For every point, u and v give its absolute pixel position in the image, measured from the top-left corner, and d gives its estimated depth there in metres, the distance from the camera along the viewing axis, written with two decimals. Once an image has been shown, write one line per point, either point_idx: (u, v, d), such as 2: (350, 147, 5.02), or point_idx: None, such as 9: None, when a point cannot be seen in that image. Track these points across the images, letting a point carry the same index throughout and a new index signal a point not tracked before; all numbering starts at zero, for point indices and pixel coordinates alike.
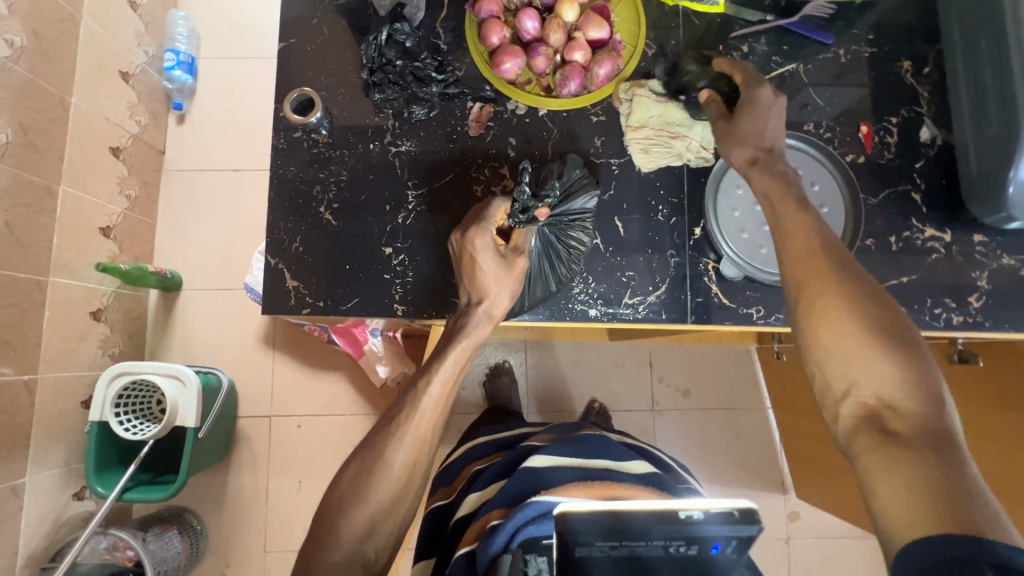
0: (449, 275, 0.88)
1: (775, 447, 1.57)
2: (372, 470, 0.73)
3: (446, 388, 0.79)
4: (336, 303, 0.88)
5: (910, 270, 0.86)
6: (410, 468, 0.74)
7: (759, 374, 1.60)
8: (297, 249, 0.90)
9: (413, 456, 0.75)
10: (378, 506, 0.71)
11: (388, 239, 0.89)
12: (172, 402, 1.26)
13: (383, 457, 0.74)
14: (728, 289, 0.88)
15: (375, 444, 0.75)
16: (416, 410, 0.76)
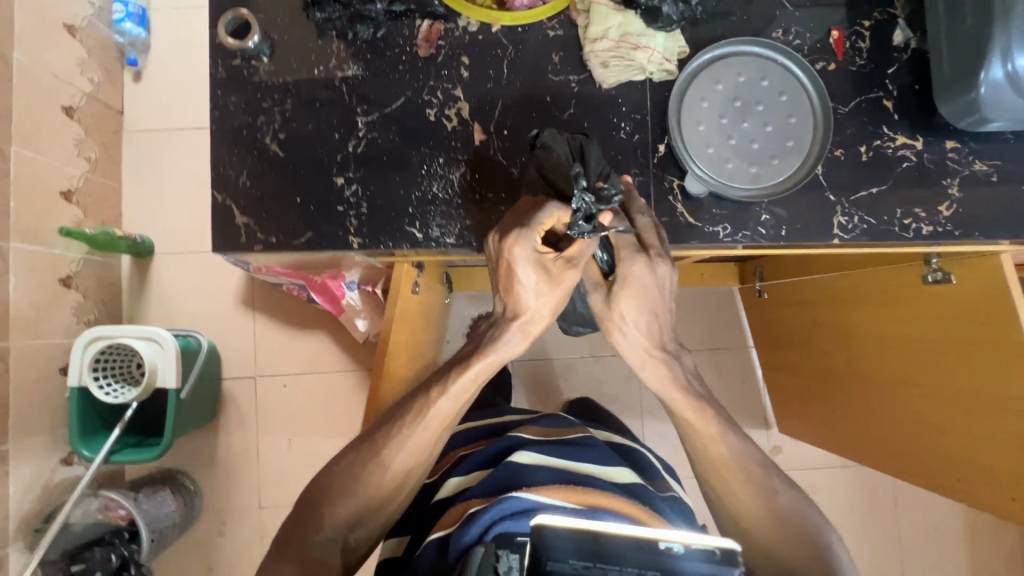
0: (404, 205, 0.85)
1: (758, 384, 1.60)
2: (371, 464, 0.77)
3: (455, 404, 0.79)
4: (291, 240, 0.85)
5: (879, 180, 0.84)
6: (408, 468, 0.78)
7: (742, 313, 1.60)
8: (244, 183, 0.86)
9: (416, 457, 0.78)
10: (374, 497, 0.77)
11: (341, 171, 0.86)
12: (150, 364, 1.25)
13: (383, 454, 0.77)
14: (694, 207, 0.85)
15: (376, 440, 0.78)
16: (423, 418, 0.78)
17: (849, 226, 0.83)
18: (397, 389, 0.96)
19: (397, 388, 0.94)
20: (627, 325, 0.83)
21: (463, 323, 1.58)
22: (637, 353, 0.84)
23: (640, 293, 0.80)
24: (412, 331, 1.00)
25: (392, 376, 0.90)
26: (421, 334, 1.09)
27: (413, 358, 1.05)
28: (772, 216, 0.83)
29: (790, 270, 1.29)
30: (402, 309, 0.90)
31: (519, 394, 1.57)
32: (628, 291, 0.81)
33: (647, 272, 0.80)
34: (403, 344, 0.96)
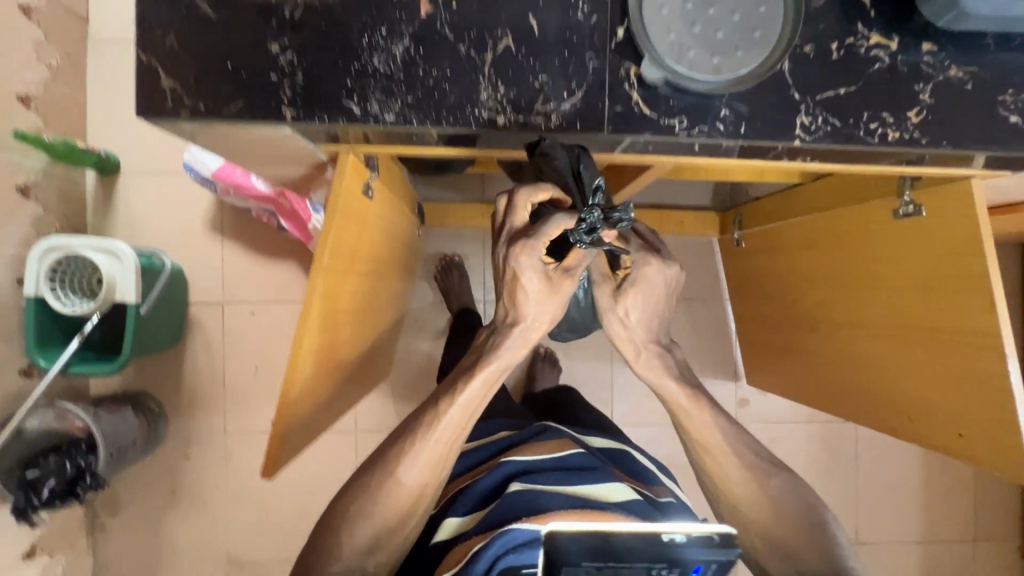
0: (327, 74, 0.60)
1: (730, 337, 1.59)
2: (381, 483, 0.73)
3: (466, 411, 0.75)
4: (168, 110, 0.59)
5: (849, 79, 0.62)
6: (422, 482, 0.75)
7: (718, 263, 1.58)
8: (173, 46, 0.60)
9: (425, 472, 0.74)
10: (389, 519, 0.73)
11: (241, 32, 0.60)
12: (108, 276, 1.22)
13: (392, 471, 0.73)
14: (653, 99, 0.61)
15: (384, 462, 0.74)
16: (433, 430, 0.74)
17: (812, 127, 0.62)
18: (348, 303, 0.90)
19: (350, 296, 0.90)
20: (630, 318, 0.93)
21: (436, 259, 1.55)
22: (632, 346, 0.93)
23: (648, 291, 0.91)
24: (367, 246, 0.93)
25: (344, 282, 0.84)
26: (381, 253, 1.05)
27: (370, 272, 1.00)
28: (732, 113, 0.61)
29: (772, 219, 1.26)
30: (359, 227, 0.84)
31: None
32: (640, 289, 0.90)
33: (658, 273, 0.90)
34: (359, 258, 0.90)
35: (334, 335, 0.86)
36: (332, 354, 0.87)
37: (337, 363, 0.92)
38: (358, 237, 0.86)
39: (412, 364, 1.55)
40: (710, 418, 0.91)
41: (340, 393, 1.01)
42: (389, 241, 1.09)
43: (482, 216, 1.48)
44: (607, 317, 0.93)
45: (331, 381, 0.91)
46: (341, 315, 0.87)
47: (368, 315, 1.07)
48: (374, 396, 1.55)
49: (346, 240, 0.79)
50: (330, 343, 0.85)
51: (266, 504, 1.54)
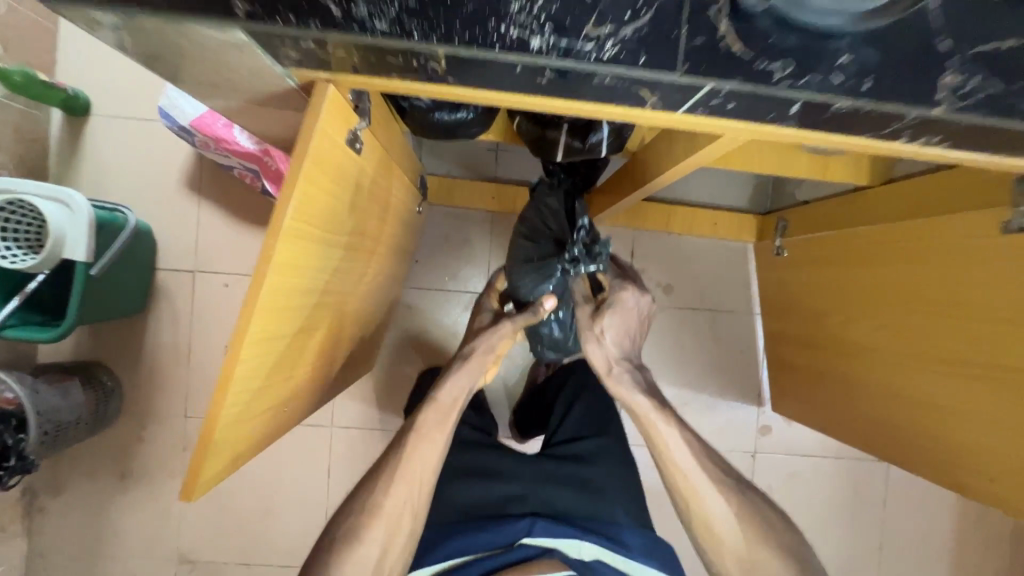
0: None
1: (757, 356, 1.42)
2: (371, 514, 0.78)
3: (437, 421, 0.85)
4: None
5: (1019, 28, 0.45)
6: (411, 507, 0.80)
7: (751, 273, 1.41)
8: None
9: (409, 498, 0.80)
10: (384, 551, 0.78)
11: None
12: (57, 230, 1.05)
13: (378, 498, 0.79)
14: (748, 31, 0.44)
15: (371, 493, 0.80)
16: (405, 453, 0.82)
17: (965, 89, 0.45)
18: (324, 277, 0.72)
19: (326, 269, 0.72)
20: (606, 341, 0.91)
21: (438, 243, 1.37)
22: (606, 362, 0.90)
23: (624, 315, 0.93)
24: (355, 209, 0.76)
25: (320, 247, 0.67)
26: (371, 223, 0.88)
27: (355, 244, 0.82)
28: (854, 62, 0.44)
29: (832, 224, 1.09)
30: (341, 180, 0.67)
31: None
32: (619, 312, 0.93)
33: (632, 299, 0.94)
34: (341, 223, 0.72)
35: (301, 312, 0.68)
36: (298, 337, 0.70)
37: (305, 350, 0.75)
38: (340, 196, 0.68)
39: (400, 357, 1.39)
40: (672, 430, 0.86)
41: (306, 386, 0.84)
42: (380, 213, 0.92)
43: (492, 198, 1.33)
44: (583, 333, 0.92)
45: (295, 372, 0.74)
46: (312, 290, 0.70)
47: (350, 295, 0.90)
48: (354, 390, 1.39)
49: (322, 198, 0.62)
50: (309, 309, 0.70)
51: (226, 499, 1.38)
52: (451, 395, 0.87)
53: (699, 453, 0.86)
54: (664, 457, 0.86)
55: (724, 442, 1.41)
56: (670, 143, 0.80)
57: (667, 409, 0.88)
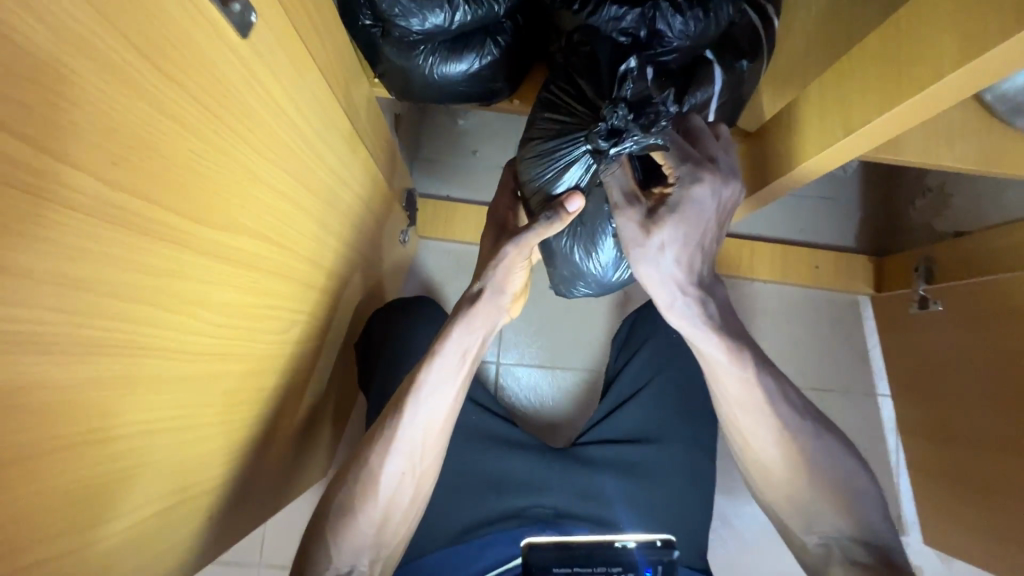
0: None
1: (891, 458, 0.98)
2: (355, 508, 0.50)
3: (458, 358, 0.51)
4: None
5: None
6: (414, 491, 0.53)
7: (871, 336, 1.01)
8: None
9: (411, 483, 0.52)
10: (379, 552, 0.52)
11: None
12: None
13: (366, 489, 0.50)
14: None
15: (351, 476, 0.51)
16: (403, 414, 0.50)
17: None
18: (123, 319, 0.28)
19: (136, 303, 0.29)
20: (666, 258, 0.45)
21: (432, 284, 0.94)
22: (665, 290, 0.47)
23: (701, 218, 0.44)
24: (246, 170, 0.35)
25: (93, 235, 0.25)
26: (304, 225, 0.47)
27: (251, 258, 0.40)
28: None
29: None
30: (172, 65, 0.26)
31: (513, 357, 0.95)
32: (692, 218, 0.44)
33: (711, 197, 0.44)
34: (189, 196, 0.30)
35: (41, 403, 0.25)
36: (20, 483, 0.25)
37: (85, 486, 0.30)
38: (178, 112, 0.27)
39: None
40: (746, 368, 0.50)
41: (148, 554, 0.39)
42: (326, 208, 0.52)
43: None
44: (627, 250, 0.46)
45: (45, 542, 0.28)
46: (91, 347, 0.27)
47: (262, 358, 0.48)
48: (298, 512, 0.92)
49: (69, 77, 0.21)
50: (199, 249, 0.33)
51: None
52: (459, 350, 0.51)
53: (784, 399, 0.52)
54: (724, 403, 0.53)
55: None
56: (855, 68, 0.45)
57: (746, 339, 0.50)
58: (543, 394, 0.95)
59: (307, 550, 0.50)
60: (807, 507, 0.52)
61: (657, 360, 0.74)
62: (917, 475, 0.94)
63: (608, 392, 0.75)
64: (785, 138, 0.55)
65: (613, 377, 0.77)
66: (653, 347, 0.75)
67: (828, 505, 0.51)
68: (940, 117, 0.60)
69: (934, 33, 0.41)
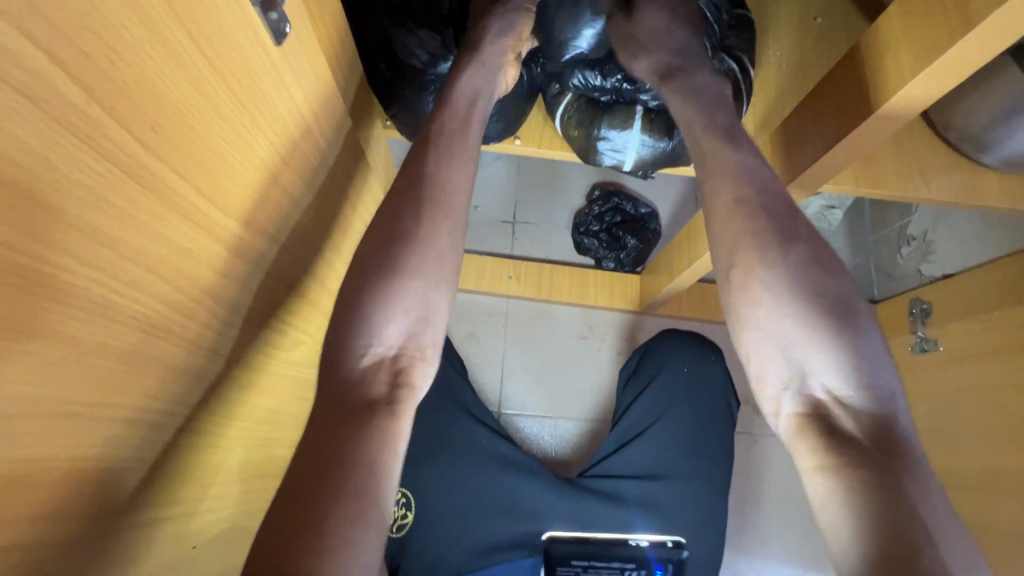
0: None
1: None
2: (383, 287, 0.39)
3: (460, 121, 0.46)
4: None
5: None
6: (446, 256, 0.42)
7: None
8: None
9: (444, 262, 0.41)
10: (427, 349, 0.40)
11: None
12: None
13: (403, 255, 0.40)
14: None
15: (380, 251, 0.40)
16: (430, 168, 0.43)
17: None
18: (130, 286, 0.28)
19: (145, 273, 0.29)
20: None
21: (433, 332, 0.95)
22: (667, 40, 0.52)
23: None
24: (264, 168, 0.37)
25: (118, 192, 0.26)
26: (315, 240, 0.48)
27: (260, 259, 0.40)
28: None
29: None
30: (216, 56, 0.29)
31: (518, 397, 0.93)
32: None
33: None
34: (211, 178, 0.32)
35: (37, 359, 0.24)
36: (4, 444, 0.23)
37: (70, 478, 0.28)
38: (216, 101, 0.30)
39: None
40: (743, 159, 0.45)
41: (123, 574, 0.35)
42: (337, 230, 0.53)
43: (509, 278, 0.96)
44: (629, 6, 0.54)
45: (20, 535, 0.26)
46: (96, 310, 0.26)
47: (263, 372, 0.46)
48: None
49: (125, 52, 0.24)
50: (219, 236, 0.34)
51: None
52: (471, 100, 0.48)
53: (784, 224, 0.42)
54: (713, 208, 0.45)
55: None
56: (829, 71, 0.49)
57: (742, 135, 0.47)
58: (546, 445, 0.91)
59: (332, 346, 0.38)
60: (795, 363, 0.40)
61: (666, 396, 0.74)
62: None
63: (618, 424, 0.74)
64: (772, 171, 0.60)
65: (621, 411, 0.76)
66: (663, 384, 0.74)
67: (822, 353, 0.39)
68: (913, 156, 0.64)
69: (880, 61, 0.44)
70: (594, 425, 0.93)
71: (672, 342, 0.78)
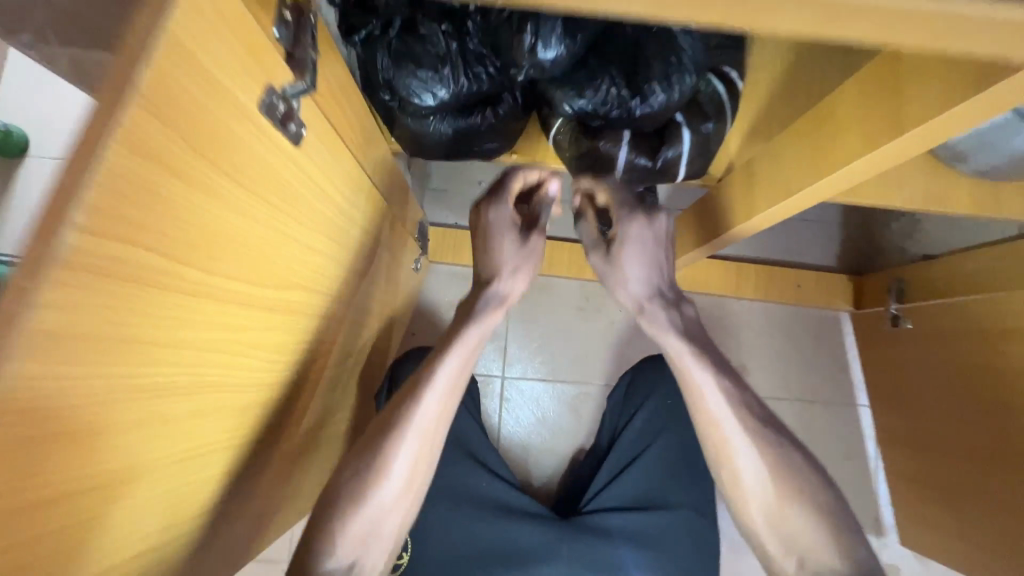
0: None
1: (873, 467, 1.05)
2: (361, 492, 0.52)
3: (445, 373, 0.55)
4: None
5: None
6: (406, 488, 0.54)
7: (852, 351, 1.08)
8: None
9: (412, 485, 0.54)
10: (375, 552, 0.53)
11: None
12: None
13: (379, 479, 0.52)
14: None
15: (357, 465, 0.53)
16: (410, 407, 0.53)
17: None
18: (177, 414, 0.36)
19: (216, 352, 0.38)
20: (653, 233, 0.59)
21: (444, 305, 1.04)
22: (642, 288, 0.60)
23: (650, 249, 0.59)
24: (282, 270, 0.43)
25: (195, 306, 0.34)
26: (338, 272, 0.56)
27: (298, 306, 0.49)
28: None
29: (1009, 282, 0.75)
30: (256, 184, 0.35)
31: (521, 364, 1.04)
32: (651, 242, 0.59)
33: (654, 236, 0.59)
34: (260, 270, 0.40)
35: (144, 430, 0.33)
36: (94, 529, 0.33)
37: (170, 494, 0.39)
38: (263, 217, 0.38)
39: None
40: (718, 382, 0.56)
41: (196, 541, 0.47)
42: (356, 254, 0.60)
43: None
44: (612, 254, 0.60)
45: (130, 538, 0.37)
46: (182, 387, 0.35)
47: (299, 384, 0.56)
48: None
49: (201, 211, 0.31)
50: (268, 305, 0.43)
51: None
52: (473, 340, 0.57)
53: (751, 416, 0.56)
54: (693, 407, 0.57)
55: None
56: (817, 143, 0.52)
57: (711, 350, 0.58)
58: (545, 407, 1.03)
59: (312, 538, 0.51)
60: (790, 525, 0.54)
61: (656, 420, 0.84)
62: (893, 479, 1.01)
63: (613, 454, 0.84)
64: (741, 197, 0.64)
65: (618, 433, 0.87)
66: (651, 408, 0.85)
67: (808, 522, 0.54)
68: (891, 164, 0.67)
69: (852, 123, 0.48)
70: (589, 387, 1.04)
71: (657, 366, 0.90)
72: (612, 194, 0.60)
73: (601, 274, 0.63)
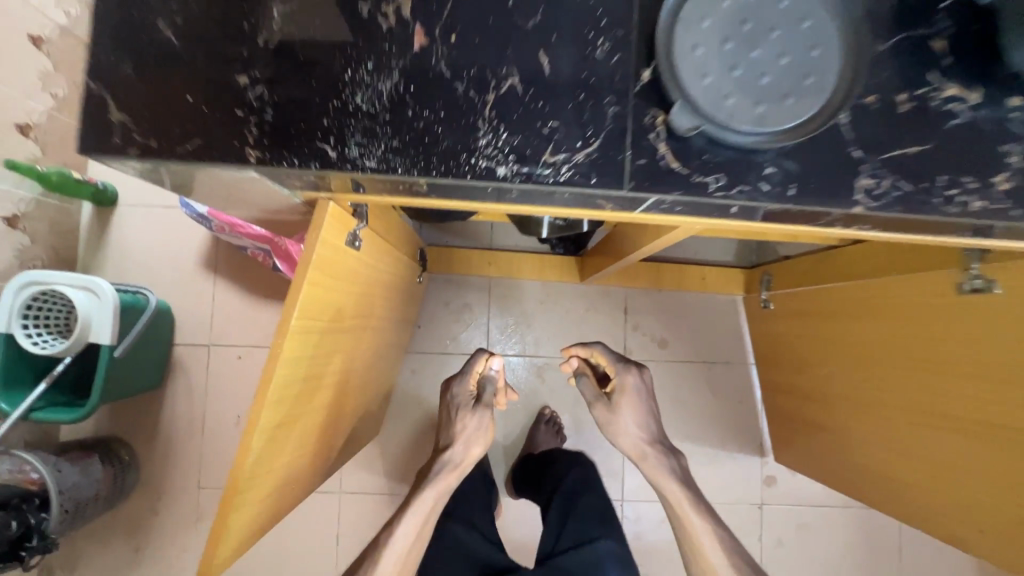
0: (300, 112, 0.51)
1: (756, 406, 1.45)
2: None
3: (406, 532, 0.74)
4: (114, 146, 0.50)
5: (923, 136, 0.51)
6: None
7: (744, 323, 1.46)
8: (129, 79, 0.51)
9: None
10: None
11: (206, 61, 0.52)
12: (84, 315, 1.13)
13: None
14: (682, 150, 0.51)
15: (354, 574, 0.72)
16: (382, 553, 0.72)
17: (877, 191, 0.51)
18: (318, 385, 0.77)
19: (331, 354, 0.78)
20: (632, 389, 0.85)
21: (441, 303, 1.42)
22: (638, 438, 0.84)
23: (638, 401, 0.84)
24: (312, 372, 0.72)
25: (326, 335, 0.73)
26: (374, 301, 0.93)
27: (359, 325, 0.88)
28: (779, 171, 0.51)
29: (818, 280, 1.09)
30: (348, 276, 0.74)
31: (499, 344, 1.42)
32: (636, 399, 0.84)
33: (641, 389, 0.85)
34: (347, 312, 0.79)
35: (308, 393, 0.73)
36: (295, 436, 0.74)
37: (313, 424, 0.81)
38: (350, 288, 0.77)
39: (405, 422, 1.42)
40: (704, 522, 0.79)
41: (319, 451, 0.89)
42: (383, 288, 0.97)
43: (489, 265, 1.40)
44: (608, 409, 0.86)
45: (302, 444, 0.78)
46: (318, 373, 0.75)
47: (356, 368, 0.96)
48: (360, 455, 1.42)
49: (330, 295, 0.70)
50: (349, 328, 0.83)
51: None
52: (430, 500, 0.77)
53: (723, 542, 0.77)
54: (688, 533, 0.79)
55: (730, 493, 1.42)
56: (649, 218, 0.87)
57: (701, 499, 0.81)
58: (518, 375, 1.42)
59: None
60: None
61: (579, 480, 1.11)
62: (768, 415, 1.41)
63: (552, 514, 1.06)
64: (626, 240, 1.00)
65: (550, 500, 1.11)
66: (577, 470, 1.13)
67: None
68: None
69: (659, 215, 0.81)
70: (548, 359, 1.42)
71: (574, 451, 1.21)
72: (608, 362, 0.89)
73: (604, 426, 0.87)
